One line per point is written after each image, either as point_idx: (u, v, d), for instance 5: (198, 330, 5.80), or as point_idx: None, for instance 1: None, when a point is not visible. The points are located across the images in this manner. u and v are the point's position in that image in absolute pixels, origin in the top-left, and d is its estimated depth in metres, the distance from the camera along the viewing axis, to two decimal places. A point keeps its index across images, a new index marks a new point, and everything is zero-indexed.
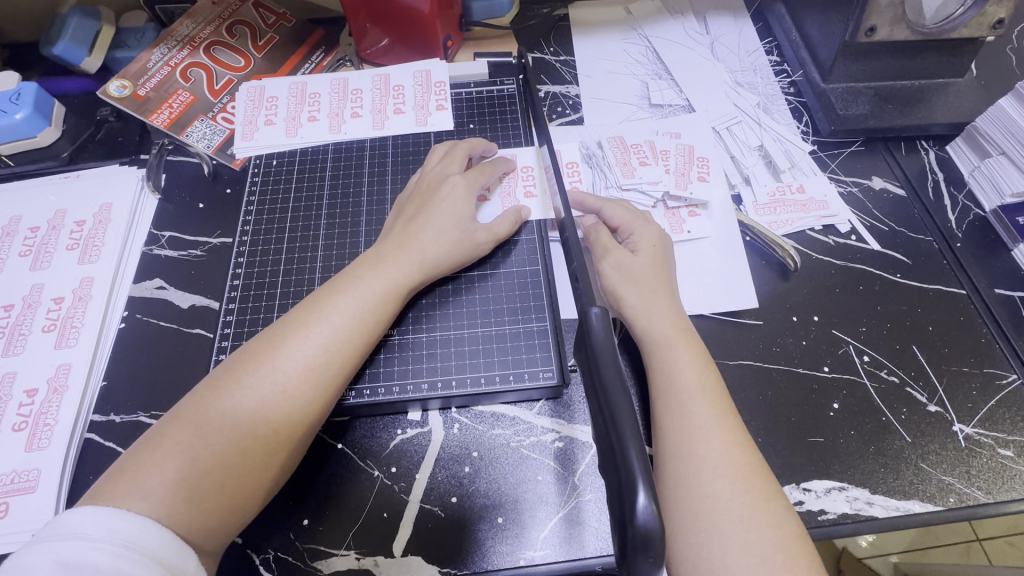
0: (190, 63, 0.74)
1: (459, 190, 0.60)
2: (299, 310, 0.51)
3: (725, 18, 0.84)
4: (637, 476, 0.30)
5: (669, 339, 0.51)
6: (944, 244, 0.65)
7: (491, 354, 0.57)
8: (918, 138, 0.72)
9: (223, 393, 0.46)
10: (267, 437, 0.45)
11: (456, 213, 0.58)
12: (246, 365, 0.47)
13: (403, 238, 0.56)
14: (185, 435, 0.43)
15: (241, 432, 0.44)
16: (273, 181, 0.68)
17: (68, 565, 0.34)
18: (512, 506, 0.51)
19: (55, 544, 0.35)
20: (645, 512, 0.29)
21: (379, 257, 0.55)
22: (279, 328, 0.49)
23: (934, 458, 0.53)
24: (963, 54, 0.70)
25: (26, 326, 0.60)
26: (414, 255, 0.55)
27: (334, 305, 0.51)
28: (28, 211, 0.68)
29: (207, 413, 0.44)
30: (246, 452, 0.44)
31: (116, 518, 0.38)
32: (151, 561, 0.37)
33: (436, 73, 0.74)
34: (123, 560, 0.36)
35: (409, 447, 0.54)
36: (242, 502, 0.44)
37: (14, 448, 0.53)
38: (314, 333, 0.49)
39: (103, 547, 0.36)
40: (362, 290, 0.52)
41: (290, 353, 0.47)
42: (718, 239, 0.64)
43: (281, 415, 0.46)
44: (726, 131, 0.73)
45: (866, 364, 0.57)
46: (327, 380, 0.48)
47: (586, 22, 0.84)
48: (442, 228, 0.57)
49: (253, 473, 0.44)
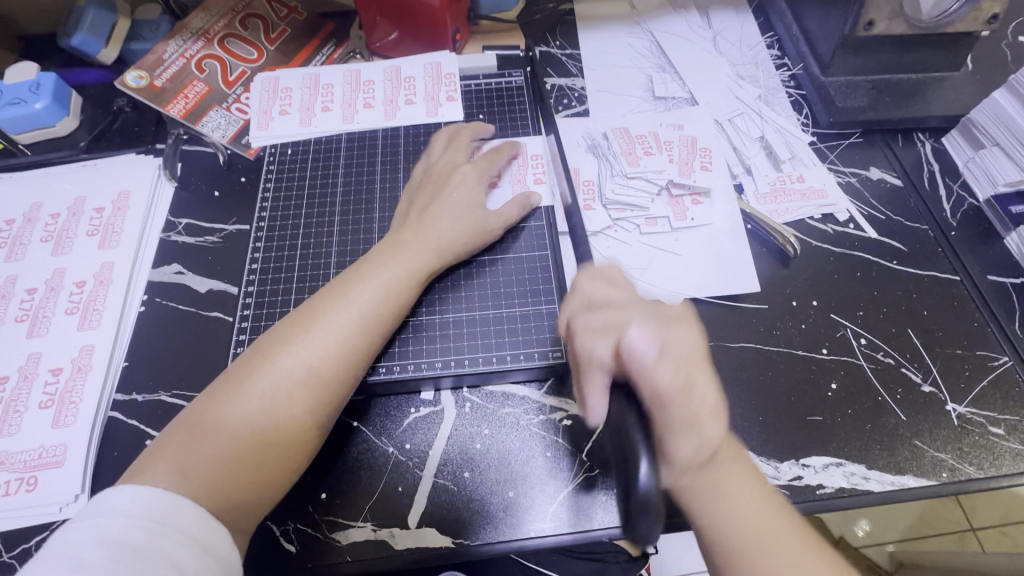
0: (205, 55, 0.76)
1: (467, 179, 0.63)
2: (325, 296, 0.53)
3: (727, 13, 0.86)
4: (639, 449, 0.36)
5: (696, 393, 0.40)
6: (938, 232, 0.67)
7: (502, 335, 0.59)
8: (915, 130, 0.74)
9: (256, 375, 0.47)
10: (302, 414, 0.47)
11: (466, 202, 0.61)
12: (277, 347, 0.49)
13: (417, 225, 0.58)
14: (223, 415, 0.45)
15: (278, 410, 0.46)
16: (288, 170, 0.70)
17: (105, 541, 0.36)
18: (522, 481, 0.53)
19: (94, 521, 0.38)
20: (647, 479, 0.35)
21: (398, 244, 0.57)
22: (305, 312, 0.51)
23: (927, 435, 0.55)
24: (959, 48, 0.72)
25: (49, 309, 0.62)
26: (429, 242, 0.57)
27: (359, 290, 0.53)
28: (48, 199, 0.69)
29: (243, 392, 0.46)
30: (283, 428, 0.46)
31: (152, 497, 0.40)
32: (185, 539, 0.39)
33: (446, 65, 0.76)
34: (160, 539, 0.38)
35: (423, 425, 0.56)
36: (277, 475, 0.46)
37: (42, 425, 0.55)
38: (342, 316, 0.51)
39: (141, 525, 0.38)
40: (384, 276, 0.54)
41: (318, 338, 0.49)
42: (722, 227, 0.66)
43: (315, 394, 0.48)
44: (729, 123, 0.74)
45: (862, 346, 0.60)
46: (353, 361, 0.50)
47: (590, 16, 0.86)
48: (453, 215, 0.60)
49: (288, 447, 0.47)
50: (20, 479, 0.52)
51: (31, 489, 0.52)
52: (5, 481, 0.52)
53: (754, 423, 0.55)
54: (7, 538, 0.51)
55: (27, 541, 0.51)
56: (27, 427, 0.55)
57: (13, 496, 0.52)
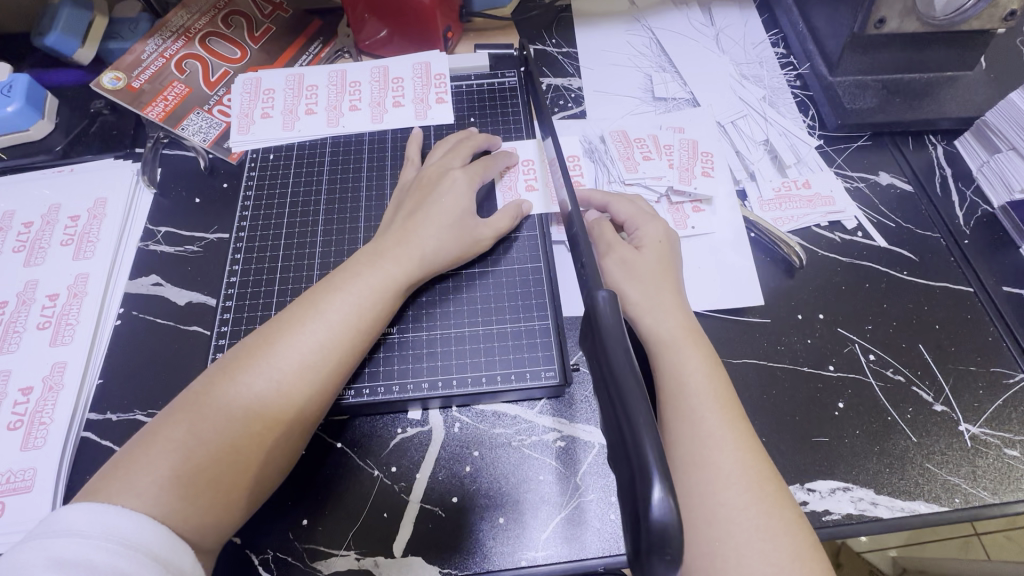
0: (185, 54, 0.73)
1: (458, 184, 0.59)
2: (295, 308, 0.50)
3: (730, 9, 0.83)
4: (652, 467, 0.27)
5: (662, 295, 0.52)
6: (951, 240, 0.64)
7: (492, 352, 0.56)
8: (926, 133, 0.71)
9: (220, 390, 0.45)
10: (261, 435, 0.45)
11: (455, 208, 0.57)
12: (243, 362, 0.46)
13: (402, 232, 0.56)
14: (182, 433, 0.43)
15: (235, 431, 0.44)
16: (270, 176, 0.67)
17: (63, 563, 0.34)
18: (514, 506, 0.51)
19: (51, 541, 0.35)
20: (660, 504, 0.27)
21: (378, 253, 0.54)
22: (275, 325, 0.49)
23: (939, 458, 0.52)
24: (973, 47, 0.69)
25: (20, 324, 0.59)
26: (413, 251, 0.54)
27: (330, 302, 0.50)
28: (21, 206, 0.67)
29: (201, 411, 0.44)
30: (240, 448, 0.44)
31: (109, 513, 0.37)
32: (147, 558, 0.36)
33: (436, 65, 0.73)
34: (120, 557, 0.35)
35: (409, 446, 0.54)
36: (239, 497, 0.44)
37: (10, 447, 0.53)
38: (309, 330, 0.48)
39: (98, 544, 0.35)
40: (358, 287, 0.51)
41: (286, 352, 0.47)
42: (724, 235, 0.63)
43: (276, 413, 0.45)
44: (732, 126, 0.71)
45: (871, 363, 0.57)
46: (324, 377, 0.48)
47: (588, 13, 0.83)
48: (441, 222, 0.56)
49: (251, 468, 0.44)
50: None
51: None
52: None
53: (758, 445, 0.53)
54: None
55: None
56: None
57: None
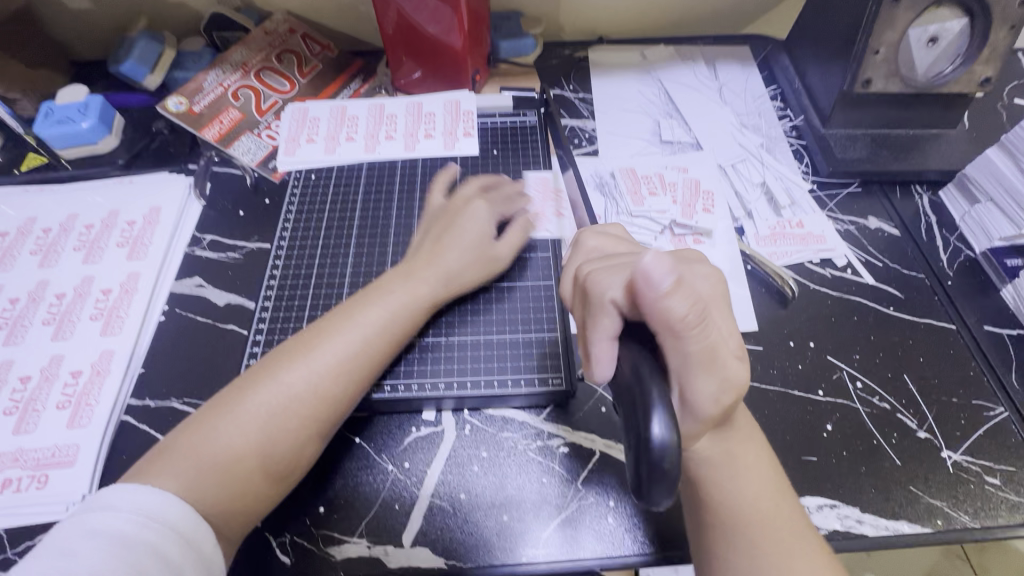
0: (241, 85, 0.82)
1: (479, 213, 0.65)
2: (334, 317, 0.55)
3: (733, 66, 0.91)
4: (654, 401, 0.39)
5: None
6: (935, 281, 0.68)
7: (505, 360, 0.60)
8: (913, 183, 0.77)
9: (259, 385, 0.50)
10: (291, 433, 0.49)
11: (474, 233, 0.63)
12: (282, 362, 0.52)
13: (429, 255, 0.61)
14: (223, 421, 0.48)
15: (271, 424, 0.49)
16: (310, 194, 0.74)
17: (98, 533, 0.41)
18: (517, 506, 0.54)
19: (89, 515, 0.42)
20: (659, 436, 0.38)
21: (410, 272, 0.60)
22: (314, 331, 0.54)
23: (923, 482, 0.55)
24: (955, 108, 0.76)
25: (75, 314, 0.65)
26: (438, 271, 0.60)
27: (365, 313, 0.55)
28: (84, 210, 0.74)
29: (244, 402, 0.49)
30: (275, 441, 0.48)
31: (140, 493, 0.43)
32: (174, 534, 0.42)
33: (465, 102, 0.81)
34: (148, 531, 0.42)
35: (422, 445, 0.58)
36: (267, 489, 0.48)
37: (57, 424, 0.57)
38: (346, 337, 0.53)
39: (129, 518, 0.42)
40: (390, 302, 0.57)
41: (322, 357, 0.52)
42: (723, 267, 0.68)
43: (307, 413, 0.50)
44: (732, 168, 0.78)
45: (859, 390, 0.60)
46: (352, 382, 0.52)
47: (603, 63, 0.92)
48: (461, 245, 0.62)
49: (280, 464, 0.49)
50: (31, 476, 0.54)
51: (40, 487, 0.54)
52: (17, 477, 0.54)
53: None
54: (12, 534, 0.52)
55: (32, 538, 0.52)
56: (43, 426, 0.57)
57: (23, 492, 0.53)
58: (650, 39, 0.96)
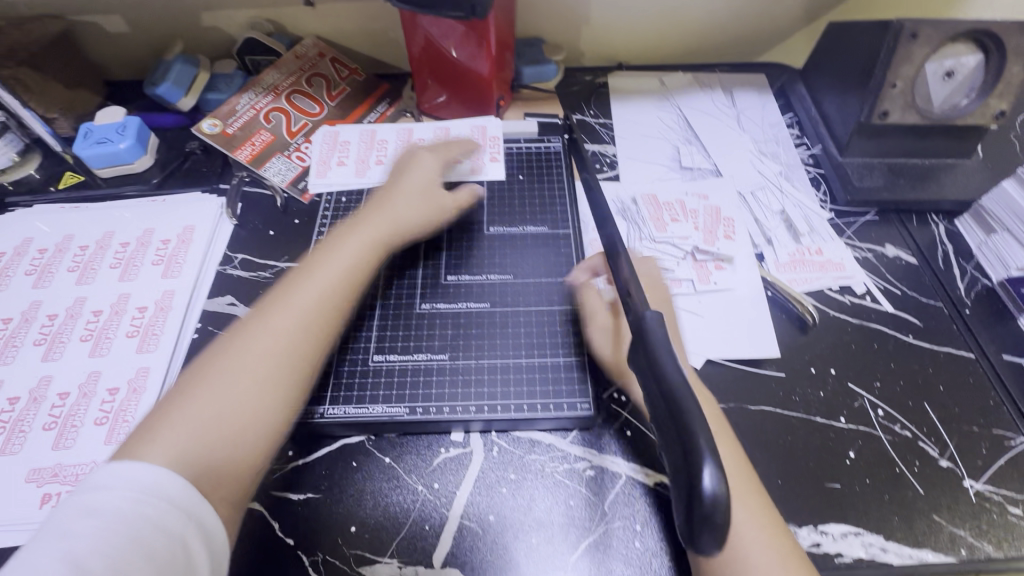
0: (273, 108, 0.84)
1: (426, 163, 0.73)
2: (290, 282, 0.58)
3: (750, 93, 0.93)
4: (703, 453, 0.33)
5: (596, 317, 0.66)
6: (953, 309, 0.70)
7: (534, 383, 0.62)
8: (929, 212, 0.79)
9: (229, 345, 0.53)
10: (265, 377, 0.52)
11: (421, 182, 0.71)
12: (249, 320, 0.55)
13: (378, 205, 0.68)
14: (198, 383, 0.50)
15: (245, 372, 0.51)
16: (341, 216, 0.76)
17: (92, 512, 0.41)
18: (545, 528, 0.55)
19: (82, 496, 0.42)
20: (709, 485, 0.32)
21: (352, 226, 0.65)
22: (279, 290, 0.58)
23: (946, 511, 0.56)
24: (970, 139, 0.78)
25: (112, 331, 0.67)
26: (385, 220, 0.66)
27: (323, 267, 0.60)
28: (120, 229, 0.76)
29: (218, 362, 0.52)
30: (251, 384, 0.51)
31: (132, 468, 0.44)
32: (170, 506, 0.43)
33: (491, 128, 0.83)
34: (143, 505, 0.42)
35: (450, 465, 0.59)
36: (251, 433, 0.50)
37: (94, 441, 0.59)
38: (308, 288, 0.57)
39: (123, 494, 0.42)
40: (344, 250, 0.62)
41: (285, 306, 0.56)
42: (745, 293, 0.70)
43: (278, 355, 0.53)
44: (751, 196, 0.79)
45: (880, 417, 0.61)
46: (318, 320, 0.56)
47: (623, 89, 0.94)
48: (413, 198, 0.69)
49: (259, 404, 0.51)
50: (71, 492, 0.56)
51: None
52: (57, 493, 0.55)
53: (774, 487, 0.57)
54: None
55: None
56: (81, 442, 0.58)
57: None
58: (668, 65, 0.99)
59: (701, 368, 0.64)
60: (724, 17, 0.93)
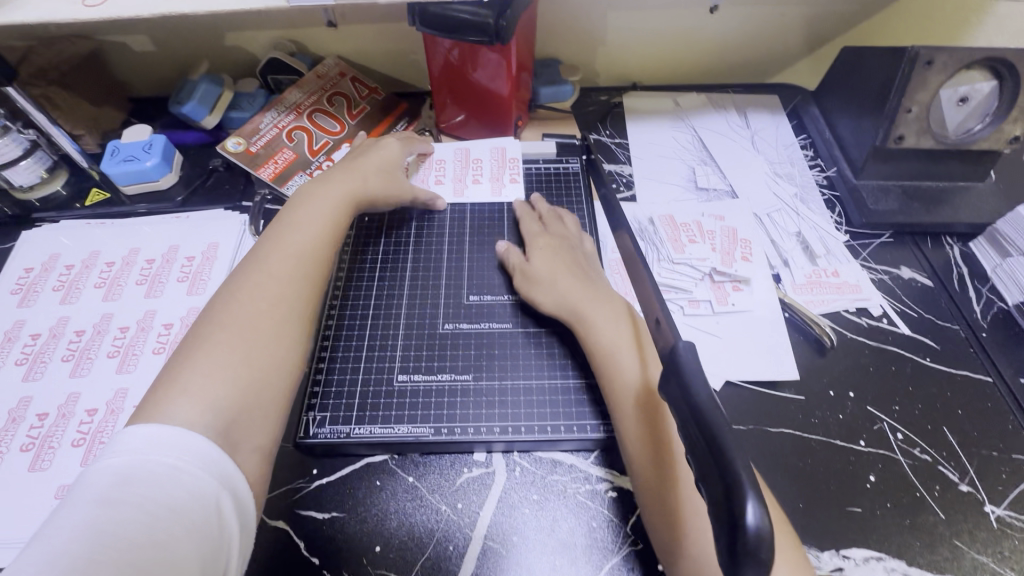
0: (295, 126, 0.86)
1: (391, 145, 0.77)
2: (265, 244, 0.58)
3: (763, 114, 0.95)
4: (745, 486, 0.33)
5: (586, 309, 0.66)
6: (969, 332, 0.70)
7: (557, 405, 0.63)
8: (943, 234, 0.79)
9: (225, 298, 0.52)
10: (272, 313, 0.52)
11: (386, 159, 0.75)
12: (239, 273, 0.55)
13: (347, 167, 0.71)
14: (203, 335, 0.49)
15: (251, 313, 0.52)
16: (364, 235, 0.77)
17: (130, 478, 0.39)
18: (569, 551, 0.55)
19: (114, 462, 0.40)
20: (754, 515, 0.32)
21: (326, 184, 0.68)
22: (262, 244, 0.59)
23: (968, 536, 0.56)
24: (983, 162, 0.79)
25: (138, 347, 0.67)
26: (354, 177, 0.70)
27: (304, 219, 0.62)
28: (145, 245, 0.77)
29: (219, 312, 0.51)
30: (261, 322, 0.51)
31: (163, 430, 0.42)
32: (207, 472, 0.41)
33: (510, 150, 0.85)
34: (182, 471, 0.40)
35: (473, 485, 0.59)
36: (272, 364, 0.50)
37: None
38: (296, 237, 0.60)
39: (162, 460, 0.40)
40: (320, 201, 0.65)
41: (274, 254, 0.57)
42: (763, 314, 0.70)
43: (279, 291, 0.54)
44: (768, 218, 0.80)
45: (899, 441, 0.62)
46: (310, 261, 0.58)
47: (638, 109, 0.95)
48: (377, 167, 0.73)
49: (274, 336, 0.51)
50: None
51: None
52: None
53: (796, 510, 0.57)
54: None
55: None
56: None
57: None
58: (682, 86, 1.00)
59: (721, 390, 0.65)
60: (739, 39, 0.95)
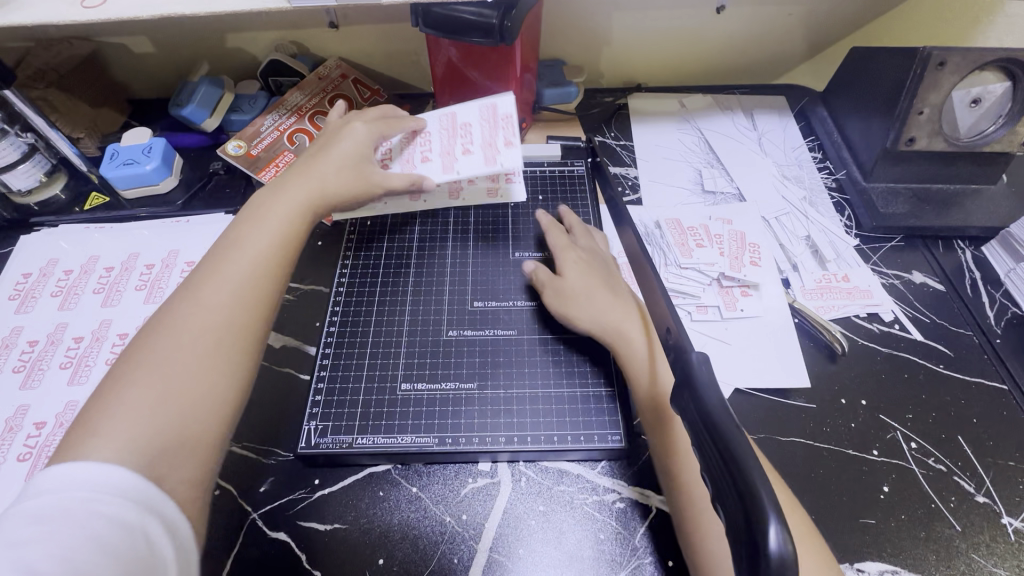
0: (296, 129, 0.84)
1: (356, 132, 0.68)
2: (208, 260, 0.53)
3: (771, 116, 0.94)
4: (767, 510, 0.32)
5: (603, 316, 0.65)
6: (983, 338, 0.69)
7: (564, 414, 0.61)
8: (955, 238, 0.78)
9: (157, 329, 0.48)
10: (204, 349, 0.47)
11: (352, 152, 0.66)
12: (177, 300, 0.50)
13: (302, 169, 0.63)
14: (127, 373, 0.45)
15: (180, 349, 0.47)
16: (367, 240, 0.76)
17: (44, 517, 0.37)
18: (576, 563, 0.54)
19: (29, 504, 0.38)
20: (779, 543, 0.31)
21: (281, 189, 0.61)
22: (205, 264, 0.53)
23: (984, 549, 0.55)
24: (996, 165, 0.78)
25: None
26: (312, 181, 0.62)
27: (251, 233, 0.55)
28: (144, 250, 0.76)
29: (148, 347, 0.46)
30: (189, 360, 0.46)
31: (75, 469, 0.39)
32: (128, 501, 0.39)
33: (501, 105, 0.74)
34: (101, 502, 0.38)
35: (478, 496, 0.58)
36: (202, 407, 0.46)
37: None
38: (240, 255, 0.53)
39: (77, 495, 0.38)
40: (274, 211, 0.58)
41: (212, 277, 0.51)
42: (772, 320, 0.69)
43: (214, 323, 0.49)
44: (776, 221, 0.79)
45: (913, 450, 0.61)
46: (252, 286, 0.52)
47: (643, 111, 0.94)
48: (338, 164, 0.64)
49: (204, 377, 0.47)
50: None
51: None
52: None
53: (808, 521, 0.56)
54: None
55: None
56: None
57: None
58: (688, 87, 0.99)
59: (731, 398, 0.64)
60: (745, 41, 0.94)
